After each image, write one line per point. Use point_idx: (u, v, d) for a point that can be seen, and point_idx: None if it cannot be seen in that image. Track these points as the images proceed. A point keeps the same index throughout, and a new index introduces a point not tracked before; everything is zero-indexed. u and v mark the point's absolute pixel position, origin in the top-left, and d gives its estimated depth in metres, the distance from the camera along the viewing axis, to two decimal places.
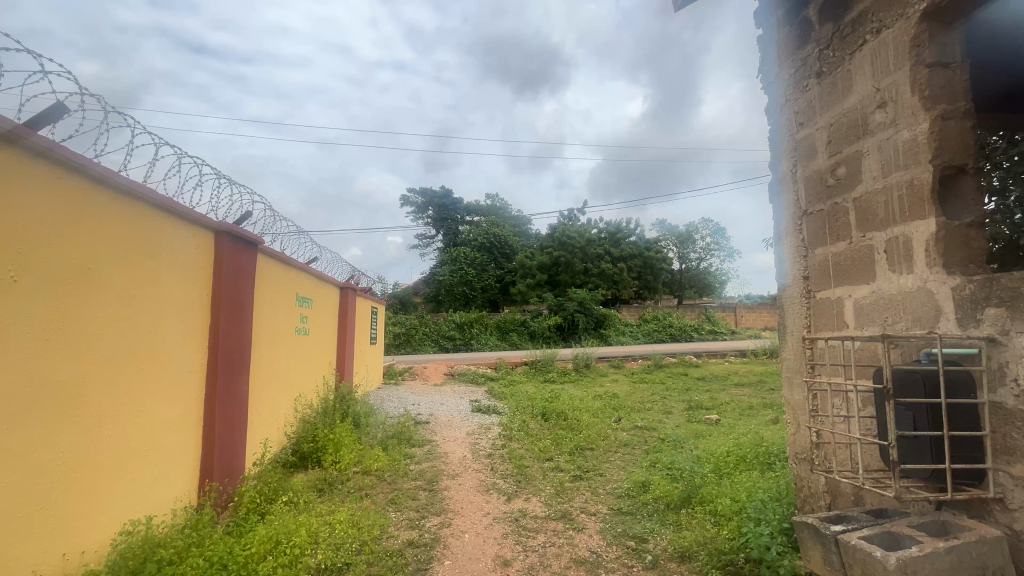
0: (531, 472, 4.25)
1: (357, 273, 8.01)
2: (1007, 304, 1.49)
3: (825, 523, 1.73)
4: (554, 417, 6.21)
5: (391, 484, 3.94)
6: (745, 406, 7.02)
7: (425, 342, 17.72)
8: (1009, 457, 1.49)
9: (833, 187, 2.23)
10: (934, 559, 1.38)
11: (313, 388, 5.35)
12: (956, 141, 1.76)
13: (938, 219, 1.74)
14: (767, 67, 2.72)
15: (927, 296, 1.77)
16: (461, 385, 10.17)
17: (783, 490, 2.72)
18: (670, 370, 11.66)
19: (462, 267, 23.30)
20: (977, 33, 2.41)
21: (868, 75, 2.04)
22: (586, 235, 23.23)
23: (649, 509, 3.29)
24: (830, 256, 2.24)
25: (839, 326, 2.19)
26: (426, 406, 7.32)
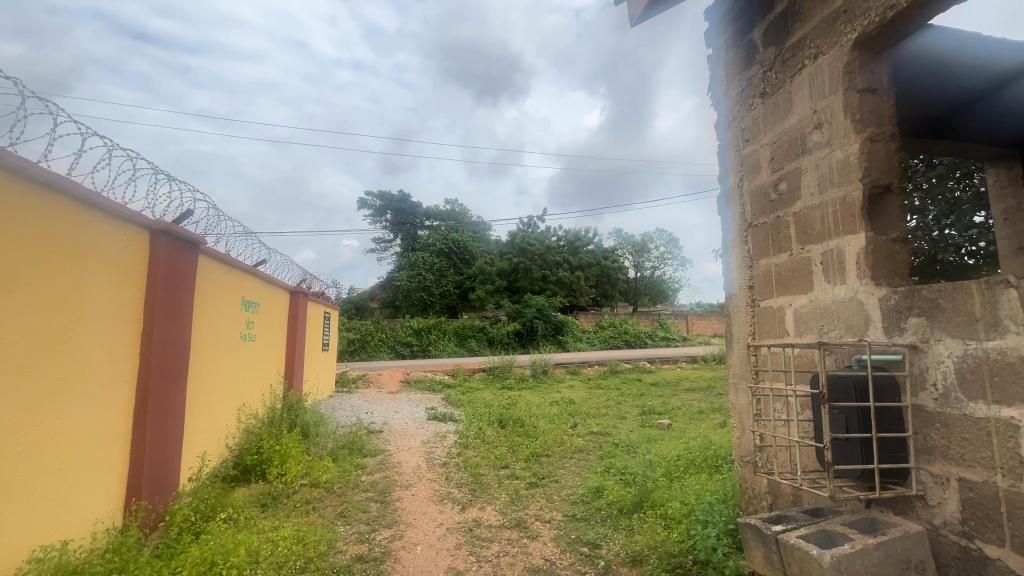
0: (486, 480, 4.20)
1: (309, 277, 7.73)
2: (927, 314, 1.61)
3: (767, 523, 1.79)
4: (510, 424, 6.20)
5: (341, 496, 3.79)
6: (695, 411, 7.27)
7: (381, 348, 17.32)
8: (928, 456, 1.60)
9: (775, 202, 2.35)
10: (865, 556, 1.46)
11: (259, 398, 5.08)
12: (882, 162, 1.90)
13: (868, 234, 1.86)
14: (715, 85, 2.85)
15: (858, 305, 1.89)
16: (418, 392, 9.99)
17: (729, 492, 2.81)
18: (626, 376, 11.90)
19: (420, 272, 23.01)
20: (900, 65, 2.63)
21: (807, 97, 2.16)
22: (545, 242, 23.53)
23: (603, 514, 3.32)
24: (773, 267, 2.35)
25: (781, 333, 2.30)
26: (380, 415, 7.12)
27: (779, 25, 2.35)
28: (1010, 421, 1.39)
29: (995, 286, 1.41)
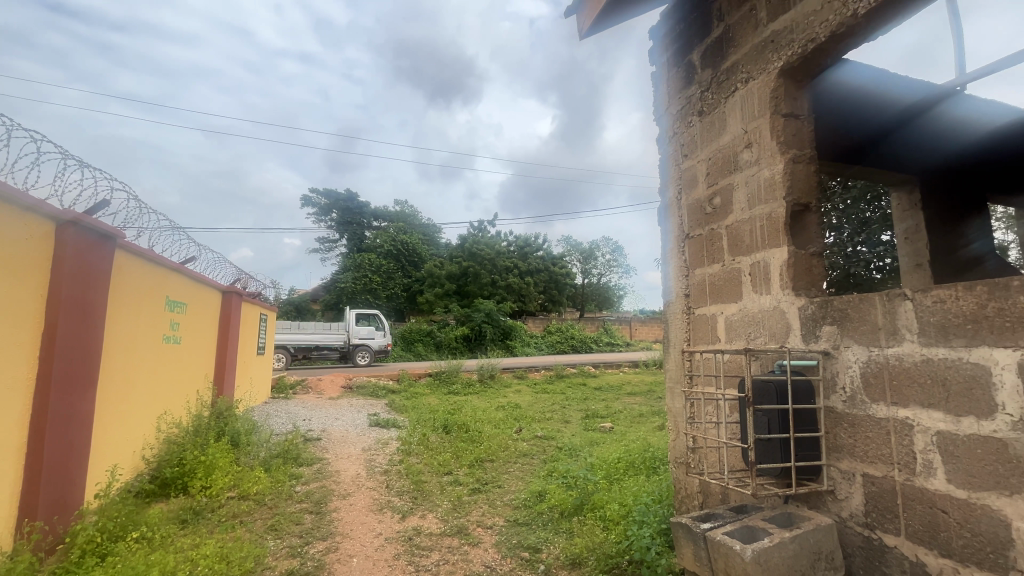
0: (428, 487, 4.12)
1: (244, 277, 7.28)
2: (838, 323, 1.75)
3: (696, 522, 1.88)
4: (455, 429, 6.12)
5: (272, 508, 3.58)
6: (636, 414, 7.51)
7: None
8: (838, 453, 1.74)
9: (710, 215, 2.48)
10: (781, 548, 1.56)
11: (183, 405, 4.72)
12: (803, 182, 2.05)
13: (791, 248, 2.00)
14: (658, 100, 2.97)
15: (780, 314, 2.02)
16: (361, 398, 9.67)
17: (664, 492, 2.92)
18: (571, 381, 12.09)
19: (366, 275, 22.51)
20: (821, 94, 2.86)
21: (739, 118, 2.31)
22: (495, 247, 23.58)
23: (544, 518, 3.35)
24: (707, 277, 2.47)
25: (713, 340, 2.43)
26: (319, 422, 6.81)
27: (716, 49, 2.49)
28: (905, 421, 1.53)
29: (895, 298, 1.56)
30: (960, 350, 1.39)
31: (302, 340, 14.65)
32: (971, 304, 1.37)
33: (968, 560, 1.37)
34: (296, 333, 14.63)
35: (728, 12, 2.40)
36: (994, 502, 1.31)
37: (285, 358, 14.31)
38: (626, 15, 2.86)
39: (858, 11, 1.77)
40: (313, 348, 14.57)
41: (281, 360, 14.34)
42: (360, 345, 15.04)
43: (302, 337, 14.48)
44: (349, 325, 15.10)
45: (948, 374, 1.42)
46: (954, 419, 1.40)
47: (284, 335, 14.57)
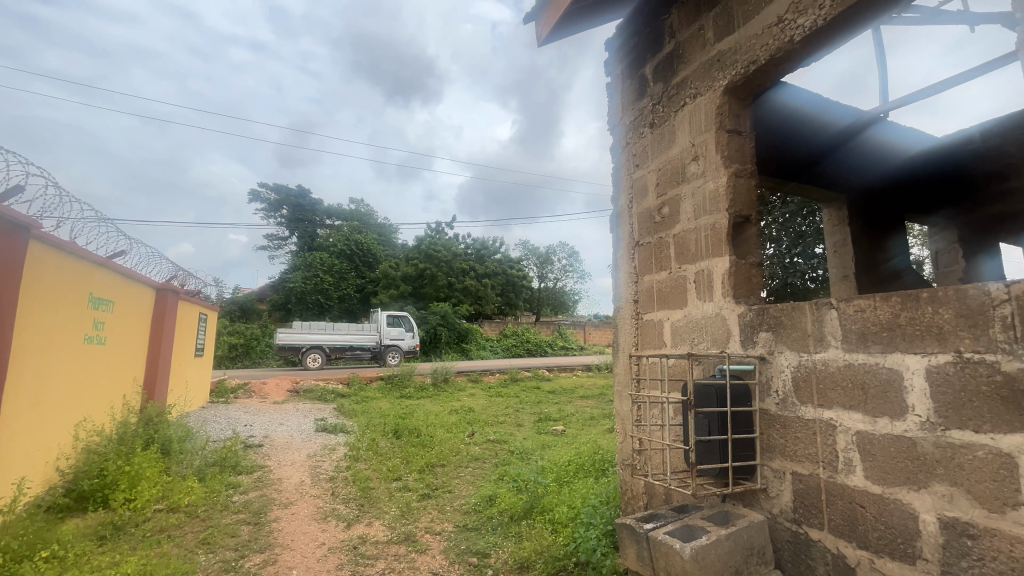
0: (376, 494, 4.00)
1: (182, 273, 6.84)
2: (773, 329, 1.85)
3: (640, 522, 1.92)
4: (406, 434, 6.00)
5: (205, 520, 3.36)
6: (588, 417, 7.64)
7: (268, 355, 15.90)
8: (770, 453, 1.83)
9: (659, 224, 2.56)
10: (717, 546, 1.62)
11: (106, 412, 4.35)
12: (743, 196, 2.16)
13: (732, 258, 2.10)
14: (612, 110, 3.05)
15: (722, 320, 2.11)
16: (308, 402, 9.29)
17: (611, 494, 2.98)
18: (526, 385, 12.12)
19: (317, 274, 21.86)
20: (764, 114, 3.02)
21: (687, 131, 2.40)
22: (452, 249, 23.42)
23: (494, 522, 3.34)
24: (655, 283, 2.55)
25: (659, 344, 2.51)
26: (261, 428, 6.48)
27: (667, 64, 2.58)
28: (829, 422, 1.64)
29: (823, 308, 1.67)
30: (878, 356, 1.51)
31: (339, 341, 14.98)
32: (887, 313, 1.48)
33: (882, 551, 1.48)
34: (332, 332, 14.98)
35: (679, 29, 2.50)
36: (904, 497, 1.42)
37: (321, 358, 14.65)
38: (583, 25, 2.92)
39: (794, 37, 1.88)
40: (349, 347, 14.98)
41: (317, 358, 14.63)
42: (393, 345, 15.66)
43: (335, 336, 14.77)
44: (379, 325, 15.60)
45: (867, 379, 1.53)
46: (872, 420, 1.51)
47: (320, 336, 14.81)
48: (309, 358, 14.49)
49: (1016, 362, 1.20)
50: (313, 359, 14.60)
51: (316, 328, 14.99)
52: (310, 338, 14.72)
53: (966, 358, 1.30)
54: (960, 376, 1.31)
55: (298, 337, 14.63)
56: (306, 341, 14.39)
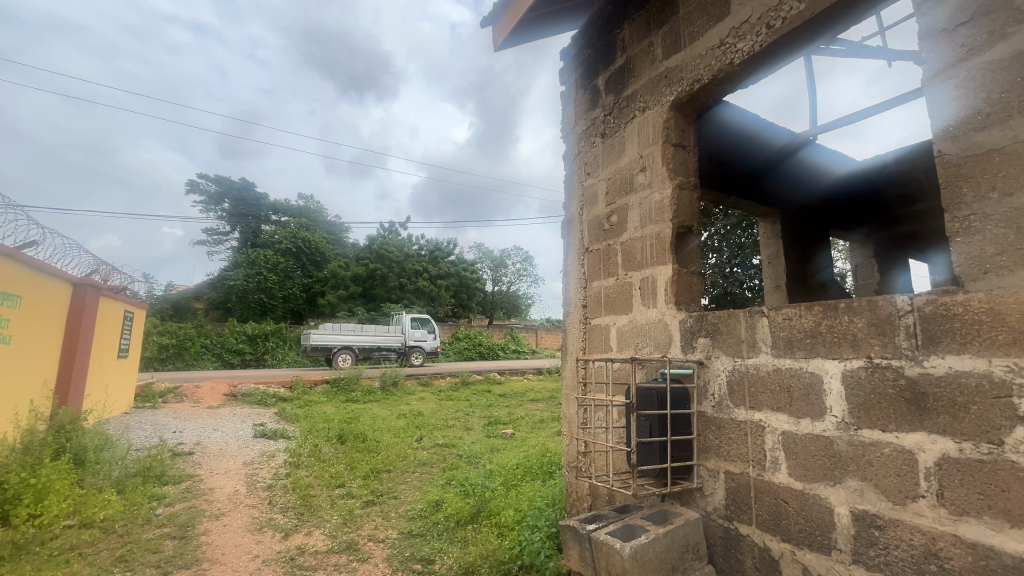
0: (317, 502, 3.84)
1: (106, 267, 6.32)
2: (710, 335, 1.95)
3: (583, 524, 1.96)
4: (351, 439, 5.81)
5: (124, 536, 3.11)
6: (537, 420, 7.70)
7: (203, 356, 14.87)
8: (706, 454, 1.92)
9: (608, 231, 2.63)
10: (655, 544, 1.68)
11: (8, 419, 3.93)
12: (686, 207, 2.26)
13: (675, 266, 2.19)
14: (565, 119, 3.11)
15: (664, 326, 2.19)
16: (246, 407, 8.81)
17: (557, 496, 3.02)
18: (477, 388, 12.07)
19: (261, 273, 20.84)
20: (708, 130, 3.18)
21: (636, 143, 2.48)
22: (405, 250, 23.02)
23: (439, 528, 3.30)
24: (603, 289, 2.62)
25: (605, 348, 2.57)
26: (191, 434, 6.07)
27: (618, 77, 2.67)
28: (759, 423, 1.74)
29: (755, 315, 1.78)
30: (802, 361, 1.62)
31: (360, 342, 15.33)
32: (811, 321, 1.60)
33: (802, 543, 1.58)
34: (359, 334, 15.39)
35: (630, 44, 2.59)
36: (822, 492, 1.53)
37: (352, 358, 14.90)
38: (538, 33, 2.96)
39: (734, 60, 2.00)
40: (375, 348, 15.45)
41: (348, 359, 14.83)
42: (416, 346, 16.44)
43: (368, 337, 15.24)
44: (404, 326, 16.38)
45: (792, 382, 1.64)
46: (796, 421, 1.62)
47: (348, 337, 15.07)
48: (342, 359, 14.68)
49: (917, 367, 1.33)
50: (342, 359, 14.75)
51: (345, 328, 15.22)
52: (339, 339, 14.99)
53: (876, 363, 1.42)
54: (870, 380, 1.43)
55: (343, 338, 14.97)
56: (339, 342, 14.60)
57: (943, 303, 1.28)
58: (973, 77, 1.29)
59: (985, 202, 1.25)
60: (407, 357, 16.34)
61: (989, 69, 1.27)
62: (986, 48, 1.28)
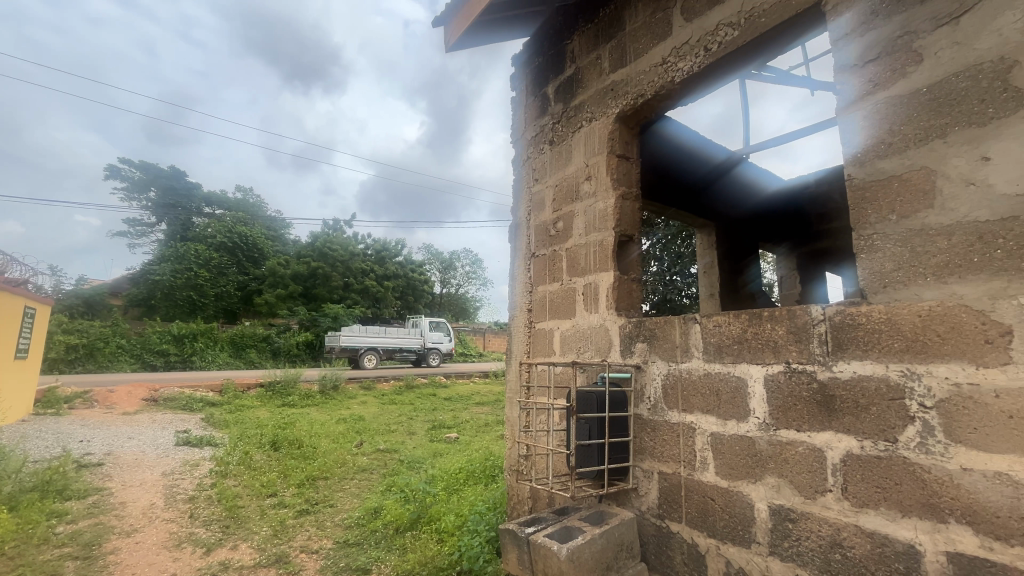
0: (245, 513, 3.62)
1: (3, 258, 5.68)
2: (647, 341, 2.03)
3: (522, 527, 1.97)
4: (286, 445, 5.53)
5: (16, 558, 2.78)
6: (482, 423, 7.68)
7: (119, 358, 13.61)
8: (642, 455, 2.00)
9: (553, 237, 2.67)
10: (592, 544, 1.72)
11: None
12: (628, 216, 2.34)
13: (616, 273, 2.27)
14: (515, 124, 3.14)
15: (605, 331, 2.26)
16: (168, 412, 8.16)
17: (498, 500, 3.02)
18: (421, 391, 11.88)
19: (191, 268, 19.43)
20: (653, 142, 3.30)
21: (583, 153, 2.54)
22: (350, 249, 22.33)
23: (377, 536, 3.20)
24: (548, 294, 2.65)
25: (549, 352, 2.60)
26: (102, 444, 5.53)
27: (567, 86, 2.73)
28: (689, 424, 1.83)
29: (688, 322, 1.87)
30: (729, 366, 1.71)
31: (387, 344, 16.56)
32: (738, 328, 1.70)
33: (726, 538, 1.67)
34: (381, 335, 16.46)
35: (579, 55, 2.65)
36: (744, 489, 1.63)
37: (375, 358, 16.08)
38: (490, 37, 2.97)
39: (675, 78, 2.10)
40: (399, 349, 16.59)
41: (374, 359, 16.08)
42: (434, 347, 17.78)
43: (395, 338, 16.51)
44: (424, 329, 17.68)
45: (720, 385, 1.74)
46: (722, 422, 1.71)
47: (376, 338, 16.31)
48: (370, 359, 15.91)
49: (827, 372, 1.44)
50: (369, 359, 15.92)
51: (372, 330, 16.38)
52: (367, 341, 16.11)
53: (792, 368, 1.53)
54: (788, 383, 1.54)
55: (362, 341, 15.81)
56: (364, 343, 15.75)
57: (849, 313, 1.41)
58: (878, 110, 1.43)
59: (885, 223, 1.38)
60: (425, 357, 17.63)
61: (890, 103, 1.40)
62: (888, 84, 1.41)
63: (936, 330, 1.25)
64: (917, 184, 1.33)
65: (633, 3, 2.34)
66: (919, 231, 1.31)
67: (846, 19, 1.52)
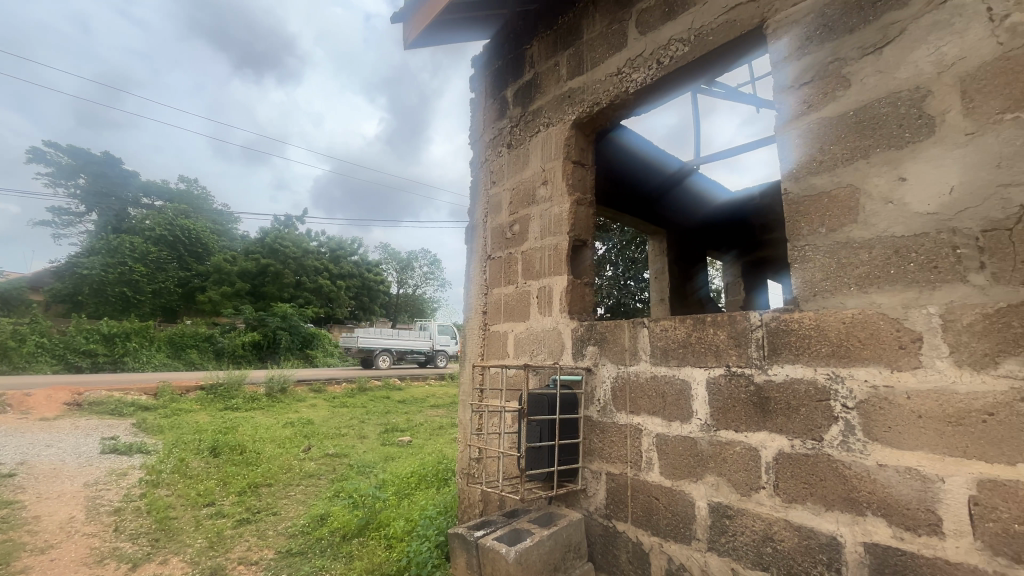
0: (177, 524, 3.41)
1: None
2: (598, 344, 2.07)
3: (471, 530, 1.96)
4: (227, 451, 5.25)
5: None
6: (436, 426, 7.59)
7: (38, 358, 12.47)
8: (590, 457, 2.03)
9: (509, 240, 2.68)
10: (539, 546, 1.73)
11: None
12: (582, 221, 2.38)
13: (570, 277, 2.30)
14: (474, 125, 3.13)
15: (558, 334, 2.28)
16: (94, 417, 7.54)
17: (448, 504, 2.99)
18: (375, 394, 11.65)
19: (124, 262, 17.87)
20: (609, 150, 3.37)
21: (539, 157, 2.57)
22: (304, 246, 21.59)
23: (323, 544, 3.09)
24: (503, 296, 2.66)
25: (502, 355, 2.61)
26: (14, 453, 5.04)
27: (525, 91, 2.75)
28: (636, 426, 1.88)
29: (637, 326, 1.92)
30: (674, 369, 1.77)
31: (399, 344, 17.91)
32: (683, 332, 1.76)
33: (669, 535, 1.72)
34: (397, 338, 17.89)
35: (537, 61, 2.68)
36: (686, 488, 1.69)
37: (391, 359, 17.62)
38: (450, 36, 2.95)
39: (629, 89, 2.16)
40: (412, 351, 18.03)
41: (386, 360, 17.42)
42: (440, 349, 19.33)
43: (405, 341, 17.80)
44: (435, 332, 19.27)
45: (666, 388, 1.79)
46: (667, 424, 1.77)
47: (389, 339, 17.61)
48: (382, 359, 17.19)
49: (763, 375, 1.52)
50: (383, 360, 17.34)
51: (383, 332, 17.50)
52: (387, 343, 17.44)
53: (732, 371, 1.60)
54: (727, 386, 1.61)
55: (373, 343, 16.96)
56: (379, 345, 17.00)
57: (783, 319, 1.49)
58: (810, 130, 1.53)
59: (816, 235, 1.48)
60: (434, 358, 19.29)
61: (821, 124, 1.51)
62: (820, 106, 1.51)
63: (857, 336, 1.34)
64: (843, 201, 1.43)
65: (591, 12, 2.39)
66: (845, 244, 1.41)
67: (785, 42, 1.62)
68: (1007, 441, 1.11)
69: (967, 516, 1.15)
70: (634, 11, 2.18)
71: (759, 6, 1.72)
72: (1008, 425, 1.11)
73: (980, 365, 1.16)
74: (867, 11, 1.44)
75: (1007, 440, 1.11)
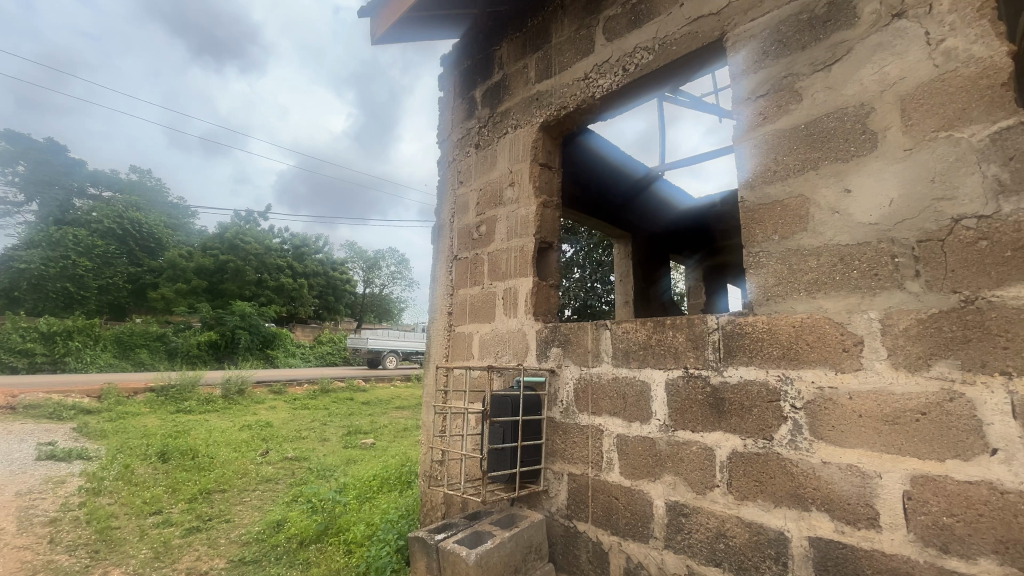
0: (120, 535, 3.22)
1: None
2: (562, 345, 2.09)
3: (432, 533, 1.93)
4: (177, 456, 5.00)
5: None
6: (400, 428, 7.48)
7: None
8: (553, 458, 2.04)
9: (476, 241, 2.67)
10: (500, 548, 1.73)
11: None
12: (548, 223, 2.39)
13: (535, 279, 2.31)
14: (442, 124, 3.10)
15: (522, 335, 2.29)
16: (29, 422, 7.03)
17: (410, 507, 2.95)
18: (338, 395, 11.40)
19: (68, 256, 16.78)
20: (576, 153, 3.40)
21: (507, 158, 2.57)
22: (266, 243, 20.94)
23: (278, 551, 2.99)
24: (469, 297, 2.64)
25: (467, 356, 2.59)
26: None
27: (494, 92, 2.74)
28: (598, 427, 1.90)
29: (600, 328, 1.95)
30: (635, 371, 1.81)
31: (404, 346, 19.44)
32: (644, 335, 1.80)
33: (628, 534, 1.75)
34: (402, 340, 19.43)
35: (506, 62, 2.68)
36: (645, 487, 1.72)
37: (396, 357, 19.20)
38: (419, 34, 2.92)
39: (595, 94, 2.19)
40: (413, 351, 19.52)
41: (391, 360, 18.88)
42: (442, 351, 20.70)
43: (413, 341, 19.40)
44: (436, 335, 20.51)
45: (627, 389, 1.83)
46: (627, 424, 1.80)
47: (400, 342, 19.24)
48: (388, 359, 18.51)
49: (719, 376, 1.57)
50: (390, 360, 18.62)
51: (389, 334, 19.00)
52: (398, 345, 19.09)
53: (690, 373, 1.64)
54: (685, 387, 1.65)
55: (390, 344, 18.79)
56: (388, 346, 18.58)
57: (738, 323, 1.55)
58: (765, 141, 1.59)
59: (769, 242, 1.54)
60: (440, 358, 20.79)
61: (775, 136, 1.57)
62: (774, 118, 1.58)
63: (806, 339, 1.41)
64: (794, 210, 1.49)
65: (560, 17, 2.42)
66: (795, 251, 1.48)
67: (743, 56, 1.67)
68: (937, 438, 1.18)
69: (901, 510, 1.22)
70: (602, 18, 2.22)
71: (719, 19, 1.77)
72: (938, 424, 1.18)
73: (915, 367, 1.23)
74: (818, 29, 1.51)
75: (937, 438, 1.18)
